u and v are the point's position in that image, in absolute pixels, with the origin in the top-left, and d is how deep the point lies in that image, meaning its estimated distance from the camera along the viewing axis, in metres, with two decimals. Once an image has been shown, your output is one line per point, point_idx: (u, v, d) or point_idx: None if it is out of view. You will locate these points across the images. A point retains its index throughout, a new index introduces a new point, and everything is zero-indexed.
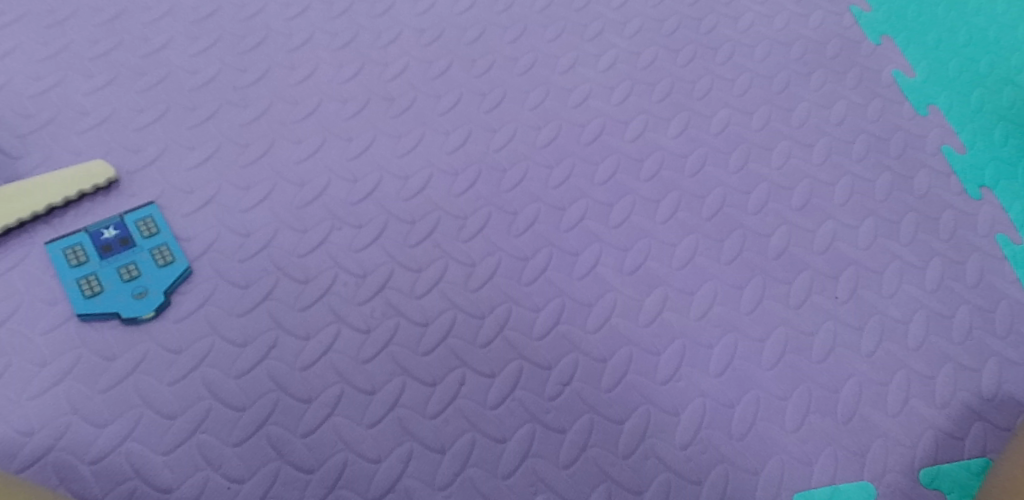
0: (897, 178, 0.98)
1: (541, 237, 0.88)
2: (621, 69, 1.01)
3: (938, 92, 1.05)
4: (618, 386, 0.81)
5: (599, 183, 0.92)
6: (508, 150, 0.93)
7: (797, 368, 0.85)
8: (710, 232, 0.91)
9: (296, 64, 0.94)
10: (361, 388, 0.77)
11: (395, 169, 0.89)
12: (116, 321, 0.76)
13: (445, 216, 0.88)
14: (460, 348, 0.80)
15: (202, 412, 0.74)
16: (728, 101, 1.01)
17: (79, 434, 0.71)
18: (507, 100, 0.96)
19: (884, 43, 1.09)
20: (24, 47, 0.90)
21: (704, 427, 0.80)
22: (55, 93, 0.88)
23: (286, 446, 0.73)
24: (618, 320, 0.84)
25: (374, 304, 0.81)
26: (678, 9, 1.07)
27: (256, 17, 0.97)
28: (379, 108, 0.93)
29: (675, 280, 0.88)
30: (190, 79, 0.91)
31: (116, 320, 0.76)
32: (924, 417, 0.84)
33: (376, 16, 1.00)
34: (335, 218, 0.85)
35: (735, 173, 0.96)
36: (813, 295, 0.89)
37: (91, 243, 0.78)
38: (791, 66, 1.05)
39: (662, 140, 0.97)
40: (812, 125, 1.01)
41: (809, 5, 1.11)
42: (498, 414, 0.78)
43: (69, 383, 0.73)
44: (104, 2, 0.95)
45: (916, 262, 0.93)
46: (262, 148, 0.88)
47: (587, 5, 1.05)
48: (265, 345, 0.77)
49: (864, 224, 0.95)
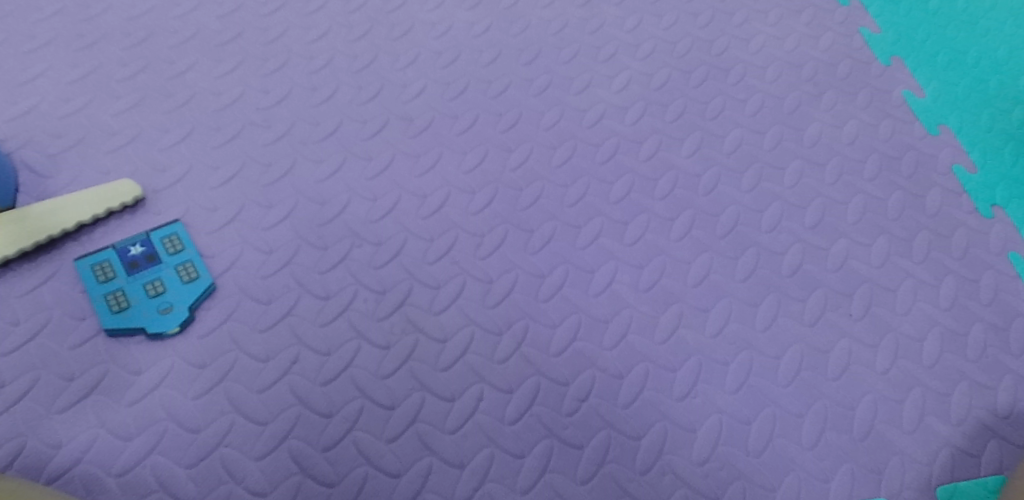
0: (909, 197, 0.99)
1: (557, 255, 0.89)
2: (634, 90, 1.03)
3: (948, 112, 1.07)
4: (635, 402, 0.82)
5: (614, 201, 0.94)
6: (524, 169, 0.95)
7: (813, 384, 0.85)
8: (724, 250, 0.92)
9: (317, 85, 0.97)
10: (381, 403, 0.78)
11: (413, 188, 0.91)
12: (142, 336, 0.77)
13: (463, 234, 0.89)
14: (478, 363, 0.81)
15: (226, 426, 0.75)
16: (740, 121, 1.02)
17: (105, 448, 0.72)
18: (523, 121, 0.98)
19: (895, 64, 1.10)
20: (53, 70, 0.93)
21: (720, 443, 0.81)
22: (84, 114, 0.90)
23: (308, 460, 0.74)
24: (634, 337, 0.85)
25: (394, 320, 0.83)
26: (691, 31, 1.09)
27: (278, 41, 1.00)
28: (397, 128, 0.95)
29: (690, 297, 0.89)
30: (214, 100, 0.94)
31: (142, 335, 0.77)
32: (940, 434, 0.84)
33: (394, 39, 1.02)
34: (355, 236, 0.87)
35: (749, 192, 0.97)
36: (827, 312, 0.90)
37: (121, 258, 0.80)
38: (802, 87, 1.07)
39: (676, 159, 0.98)
40: (824, 144, 1.02)
41: (819, 27, 1.13)
42: (516, 429, 0.79)
43: (96, 397, 0.74)
44: (131, 26, 0.98)
45: (930, 280, 0.94)
46: (284, 167, 0.90)
47: (600, 27, 1.08)
48: (287, 360, 0.79)
49: (877, 242, 0.95)
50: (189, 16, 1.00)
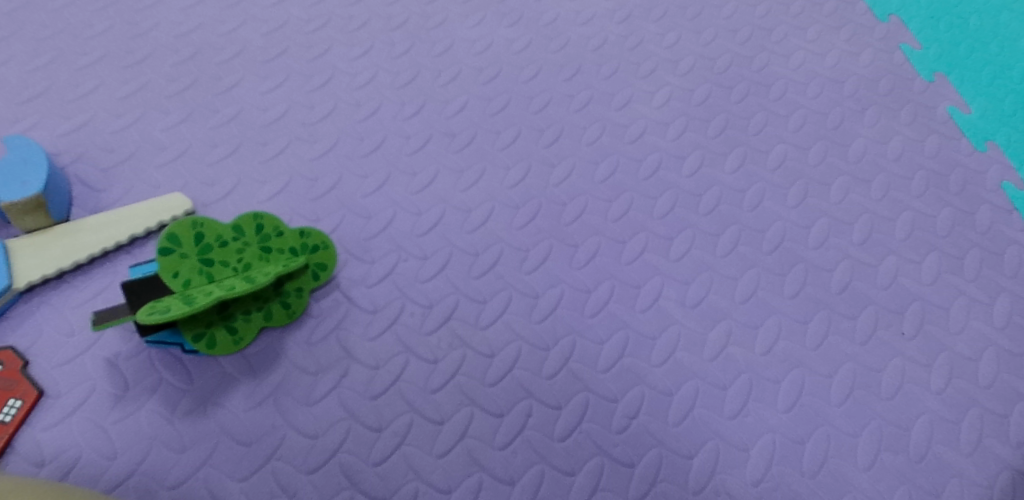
0: (958, 214, 0.98)
1: (603, 270, 0.88)
2: (675, 105, 1.01)
3: (997, 127, 1.04)
4: (685, 420, 0.81)
5: (658, 216, 0.93)
6: (567, 184, 0.94)
7: (866, 404, 0.84)
8: (771, 266, 0.91)
9: (361, 101, 0.96)
10: (430, 417, 0.78)
11: (458, 202, 0.91)
12: (179, 350, 0.75)
13: (508, 248, 0.88)
14: (527, 379, 0.81)
15: (277, 440, 0.75)
16: (783, 136, 1.00)
17: (157, 459, 0.73)
18: (564, 137, 0.97)
19: (938, 81, 1.08)
20: (105, 86, 0.93)
21: (775, 462, 0.80)
22: (135, 130, 0.90)
23: (359, 474, 0.75)
24: (683, 354, 0.84)
25: (441, 335, 0.82)
26: (730, 47, 1.07)
27: (321, 58, 0.99)
28: (440, 144, 0.94)
29: (739, 313, 0.87)
30: (261, 116, 0.93)
31: (178, 349, 0.75)
32: (998, 456, 0.83)
33: (436, 55, 1.01)
34: (401, 250, 0.87)
35: (795, 208, 0.95)
36: (879, 331, 0.88)
37: (153, 272, 0.75)
38: (844, 102, 1.05)
39: (719, 175, 0.96)
40: (869, 160, 1.00)
41: (859, 43, 1.10)
42: (566, 446, 0.79)
43: (150, 409, 0.75)
44: (180, 43, 0.97)
45: (983, 298, 0.92)
46: (331, 182, 0.90)
47: (639, 43, 1.06)
48: (338, 374, 0.79)
49: (927, 259, 0.94)
50: (235, 34, 0.99)
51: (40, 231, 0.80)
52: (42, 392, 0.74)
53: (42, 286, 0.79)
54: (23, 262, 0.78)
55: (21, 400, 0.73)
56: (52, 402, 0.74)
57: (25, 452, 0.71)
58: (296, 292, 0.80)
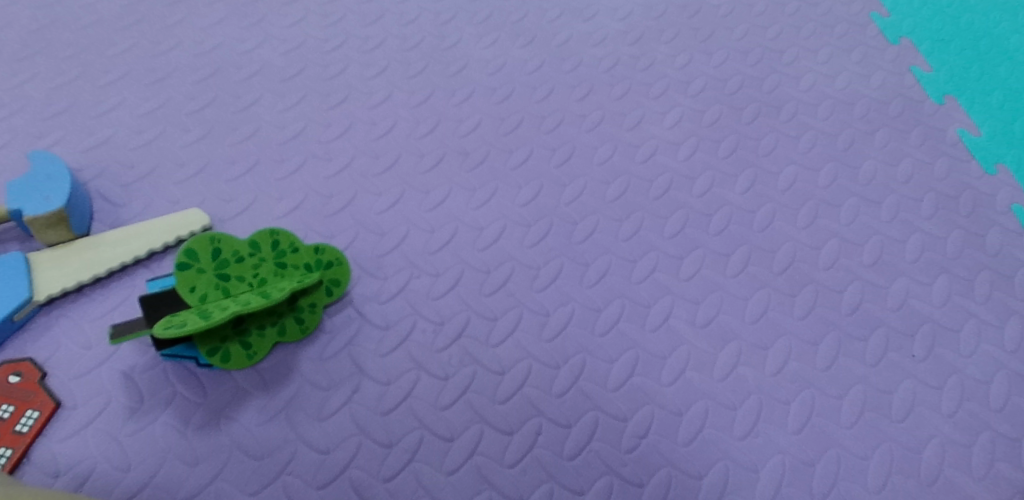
0: (969, 237, 0.98)
1: (613, 289, 0.89)
2: (686, 126, 1.02)
3: (1008, 150, 1.05)
4: (694, 441, 0.81)
5: (668, 236, 0.93)
6: (578, 203, 0.94)
7: (877, 427, 0.84)
8: (781, 287, 0.91)
9: (377, 120, 0.98)
10: (440, 434, 0.79)
11: (470, 220, 0.92)
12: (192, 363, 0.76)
13: (520, 266, 0.89)
14: (537, 397, 0.82)
15: (289, 455, 0.76)
16: (794, 158, 1.01)
17: (171, 472, 0.74)
18: (576, 156, 0.98)
19: (948, 103, 1.09)
20: (126, 103, 0.95)
21: (784, 484, 0.80)
22: (155, 146, 0.92)
23: (369, 490, 0.75)
24: (693, 374, 0.85)
25: (452, 352, 0.83)
26: (741, 69, 1.08)
27: (338, 77, 1.00)
28: (453, 162, 0.96)
29: (748, 334, 0.88)
30: (278, 134, 0.95)
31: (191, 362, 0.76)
32: (1010, 481, 0.83)
33: (451, 75, 1.02)
34: (414, 267, 0.88)
35: (805, 229, 0.96)
36: (889, 353, 0.88)
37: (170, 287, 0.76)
38: (855, 124, 1.05)
39: (729, 195, 0.97)
40: (879, 182, 1.01)
41: (870, 65, 1.11)
42: (576, 465, 0.79)
43: (164, 421, 0.76)
44: (200, 62, 0.99)
45: (993, 321, 0.92)
46: (346, 199, 0.91)
47: (650, 64, 1.07)
48: (349, 390, 0.80)
49: (937, 281, 0.94)
50: (254, 53, 1.01)
51: (62, 244, 0.81)
52: (59, 404, 0.75)
53: (61, 299, 0.80)
54: (43, 274, 0.79)
55: (39, 411, 0.74)
56: (69, 414, 0.75)
57: (41, 463, 0.72)
58: (309, 308, 0.81)
